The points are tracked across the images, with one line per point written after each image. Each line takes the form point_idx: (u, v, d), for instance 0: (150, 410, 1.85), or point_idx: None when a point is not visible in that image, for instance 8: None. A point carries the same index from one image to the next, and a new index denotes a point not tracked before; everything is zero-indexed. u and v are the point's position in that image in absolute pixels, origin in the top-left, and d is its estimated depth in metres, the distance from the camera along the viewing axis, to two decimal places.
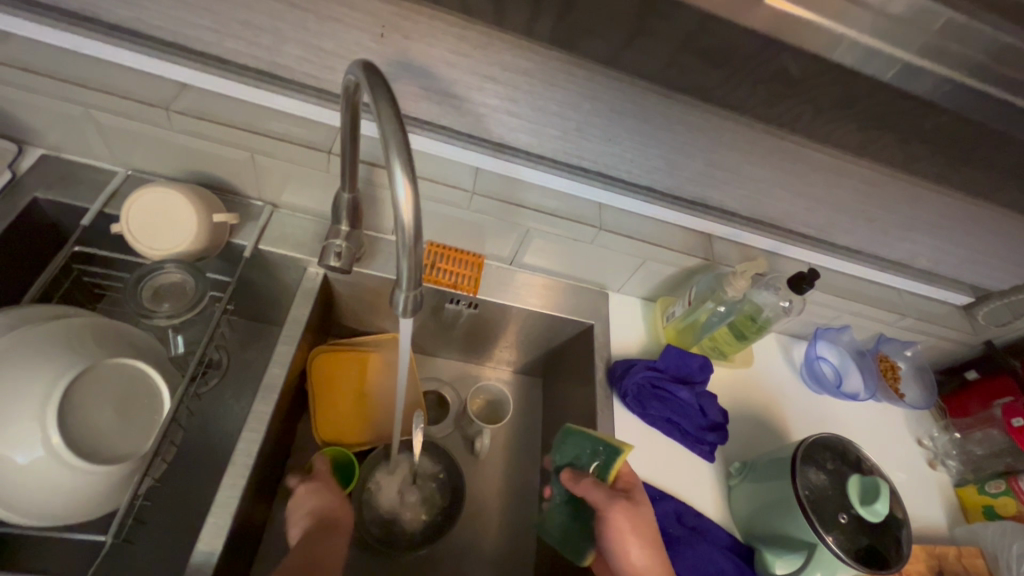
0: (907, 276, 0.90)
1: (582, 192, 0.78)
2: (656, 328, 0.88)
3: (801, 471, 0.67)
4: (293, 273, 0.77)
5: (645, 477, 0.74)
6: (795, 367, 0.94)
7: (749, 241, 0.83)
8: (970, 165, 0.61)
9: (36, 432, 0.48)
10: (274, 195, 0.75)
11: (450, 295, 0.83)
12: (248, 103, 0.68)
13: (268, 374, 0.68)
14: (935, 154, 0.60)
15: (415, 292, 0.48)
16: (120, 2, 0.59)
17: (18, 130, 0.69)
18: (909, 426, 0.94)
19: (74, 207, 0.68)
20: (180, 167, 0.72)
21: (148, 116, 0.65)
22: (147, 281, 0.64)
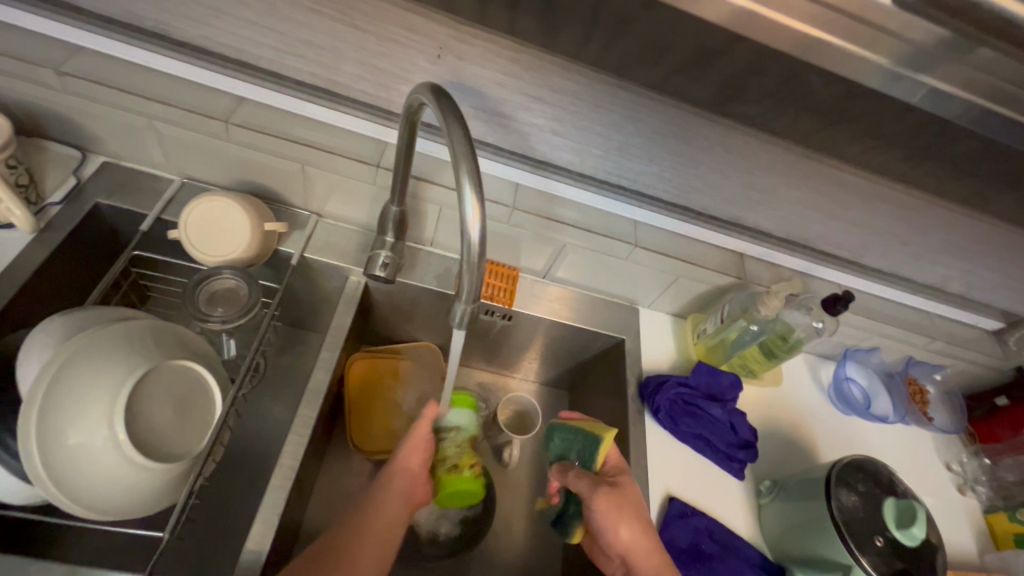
0: (936, 300, 0.91)
1: (617, 210, 0.80)
2: (686, 345, 0.89)
3: (834, 492, 0.67)
4: (336, 281, 0.80)
5: (676, 492, 0.75)
6: (823, 387, 0.94)
7: (781, 261, 0.84)
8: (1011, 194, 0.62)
9: (105, 430, 0.50)
10: (320, 205, 0.78)
11: (486, 306, 0.85)
12: (302, 116, 0.71)
13: (313, 379, 0.70)
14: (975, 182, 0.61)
15: (472, 305, 0.51)
16: (190, 20, 0.62)
17: (83, 138, 0.72)
18: (937, 450, 0.94)
19: (131, 212, 0.71)
20: (233, 177, 0.75)
21: (209, 128, 0.68)
22: (204, 286, 0.66)
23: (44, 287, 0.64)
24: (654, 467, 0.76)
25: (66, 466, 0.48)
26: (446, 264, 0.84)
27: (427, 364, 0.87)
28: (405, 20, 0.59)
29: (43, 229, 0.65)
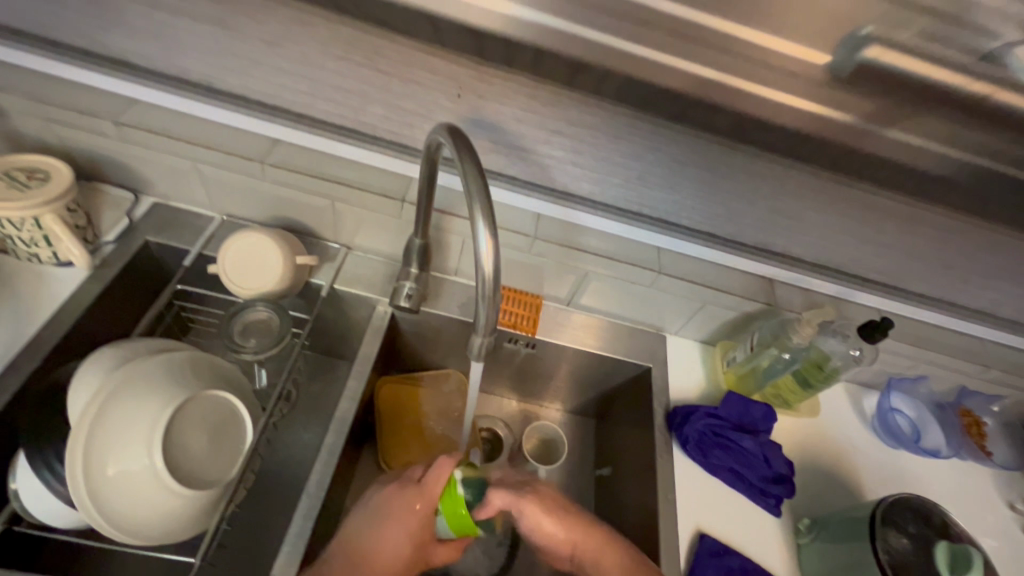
0: (989, 326, 0.85)
1: (641, 237, 0.80)
2: (716, 374, 0.86)
3: (881, 534, 0.63)
4: (364, 311, 0.82)
5: (707, 529, 0.72)
6: (866, 419, 0.89)
7: (815, 286, 0.81)
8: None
9: (144, 457, 0.53)
10: (349, 237, 0.81)
11: (509, 334, 0.85)
12: (331, 155, 0.75)
13: (340, 408, 0.72)
14: None
15: (489, 336, 0.52)
16: (232, 71, 0.67)
17: (136, 181, 0.78)
18: (998, 488, 0.87)
19: (176, 248, 0.76)
20: (269, 213, 0.79)
21: (247, 169, 0.72)
22: (238, 318, 0.70)
23: (97, 320, 0.68)
24: (683, 501, 0.73)
25: (108, 491, 0.51)
26: (470, 293, 0.85)
27: (450, 392, 0.87)
28: (428, 64, 0.62)
29: (98, 266, 0.71)
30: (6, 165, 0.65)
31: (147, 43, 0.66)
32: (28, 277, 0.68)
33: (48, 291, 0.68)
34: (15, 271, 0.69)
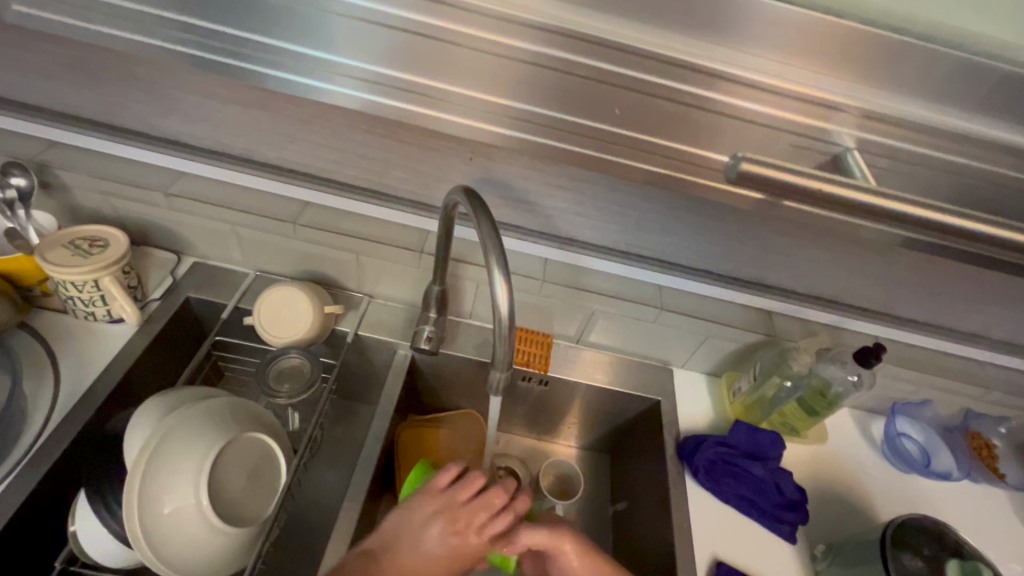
0: (984, 348, 0.88)
1: (641, 277, 0.86)
2: (722, 404, 0.90)
3: (894, 555, 0.65)
4: (385, 355, 0.87)
5: (724, 557, 0.73)
6: (875, 444, 0.91)
7: (811, 316, 0.85)
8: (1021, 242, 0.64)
9: (190, 497, 0.57)
10: (371, 287, 0.87)
11: (523, 373, 0.90)
12: (355, 213, 0.82)
13: (366, 448, 0.76)
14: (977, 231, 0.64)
15: (506, 372, 0.57)
16: (270, 145, 0.76)
17: (180, 244, 0.86)
18: (1018, 511, 0.88)
19: (214, 302, 0.82)
20: (299, 268, 0.86)
21: (281, 229, 0.80)
22: (273, 365, 0.75)
23: (144, 371, 0.74)
24: (698, 530, 0.75)
25: (158, 529, 0.56)
26: (484, 335, 0.90)
27: (469, 431, 0.91)
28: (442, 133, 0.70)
29: (145, 321, 0.77)
30: (72, 235, 0.73)
31: (196, 125, 0.75)
32: (83, 334, 0.75)
33: (101, 347, 0.74)
34: (72, 330, 0.75)
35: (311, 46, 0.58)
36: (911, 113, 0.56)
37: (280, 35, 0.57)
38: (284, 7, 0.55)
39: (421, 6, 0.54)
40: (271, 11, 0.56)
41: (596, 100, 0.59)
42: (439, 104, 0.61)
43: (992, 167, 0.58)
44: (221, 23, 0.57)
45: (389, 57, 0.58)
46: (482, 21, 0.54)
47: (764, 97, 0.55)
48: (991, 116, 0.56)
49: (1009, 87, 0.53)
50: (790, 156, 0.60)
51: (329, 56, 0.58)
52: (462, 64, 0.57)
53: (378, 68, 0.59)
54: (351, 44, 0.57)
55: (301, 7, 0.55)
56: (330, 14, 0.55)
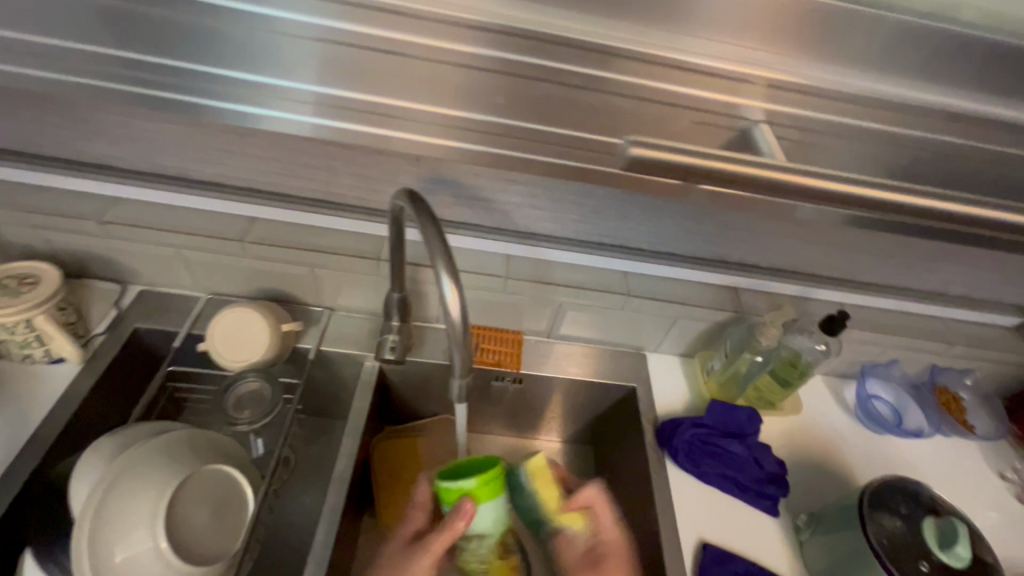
0: (944, 304, 0.89)
1: (605, 265, 0.84)
2: (697, 384, 0.90)
3: (874, 518, 0.65)
4: (353, 368, 0.84)
5: (710, 538, 0.73)
6: (849, 409, 0.92)
7: (775, 289, 0.86)
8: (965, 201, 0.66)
9: (147, 539, 0.54)
10: (330, 299, 0.84)
11: (495, 373, 0.88)
12: (305, 225, 0.79)
13: (338, 466, 0.74)
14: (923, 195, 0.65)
15: (467, 377, 0.55)
16: (206, 161, 0.72)
17: (122, 272, 0.81)
18: (987, 459, 0.91)
19: (165, 330, 0.79)
20: (252, 287, 0.82)
21: (228, 248, 0.76)
22: (230, 391, 0.73)
23: (92, 412, 0.70)
24: (682, 513, 0.75)
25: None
26: None
27: (447, 437, 0.89)
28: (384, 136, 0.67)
29: (90, 358, 0.73)
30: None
31: (124, 147, 0.71)
32: (23, 378, 0.71)
33: (44, 389, 0.70)
34: (10, 375, 0.71)
35: (249, 70, 0.56)
36: (836, 84, 0.57)
37: (210, 60, 0.55)
38: (213, 31, 0.54)
39: (348, 14, 0.53)
40: (197, 38, 0.54)
41: (540, 99, 0.58)
42: (378, 112, 0.58)
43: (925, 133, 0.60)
44: (151, 55, 0.55)
45: (328, 75, 0.56)
46: (417, 27, 0.54)
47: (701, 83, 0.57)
48: (919, 79, 0.57)
49: (927, 47, 0.55)
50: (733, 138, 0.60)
51: (263, 77, 0.56)
52: (400, 76, 0.56)
53: (320, 90, 0.57)
54: (279, 55, 0.55)
55: (230, 27, 0.53)
56: (265, 30, 0.54)
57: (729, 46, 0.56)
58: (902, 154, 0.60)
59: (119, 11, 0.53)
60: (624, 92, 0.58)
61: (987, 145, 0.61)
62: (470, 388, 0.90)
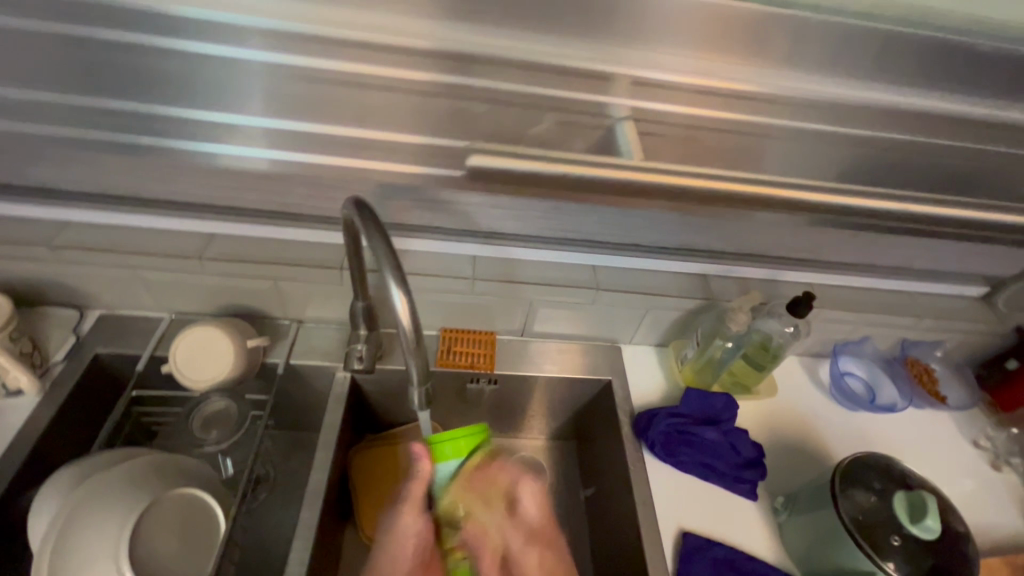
0: (910, 279, 0.90)
1: (573, 260, 0.84)
2: (673, 373, 0.90)
3: (847, 496, 0.65)
4: (325, 380, 0.83)
5: (689, 527, 0.74)
6: (824, 388, 0.93)
7: (743, 274, 0.86)
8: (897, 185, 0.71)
9: (111, 570, 0.54)
10: (298, 312, 0.83)
11: (470, 375, 0.87)
12: (266, 238, 0.78)
13: (312, 481, 0.73)
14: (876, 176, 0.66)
15: (424, 386, 0.56)
16: (156, 180, 0.71)
17: (81, 298, 0.79)
18: (962, 429, 0.92)
19: (127, 354, 0.77)
20: (216, 304, 0.81)
21: (186, 266, 0.75)
22: (196, 413, 0.73)
23: (54, 443, 0.69)
24: (661, 504, 0.76)
25: None
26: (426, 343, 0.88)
27: None
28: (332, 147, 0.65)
29: (49, 388, 0.71)
30: None
31: (70, 169, 0.69)
32: None
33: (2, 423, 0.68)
34: None
35: (224, 110, 0.62)
36: (754, 87, 0.64)
37: (189, 102, 0.61)
38: (194, 74, 0.59)
39: (317, 50, 0.58)
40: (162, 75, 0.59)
41: (489, 121, 0.64)
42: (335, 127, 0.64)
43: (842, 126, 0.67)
44: (134, 101, 0.61)
45: (287, 107, 0.63)
46: (379, 58, 0.59)
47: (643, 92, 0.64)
48: (836, 75, 0.63)
49: (836, 40, 0.61)
50: (677, 135, 0.65)
51: None
52: (367, 105, 0.63)
53: (277, 121, 0.63)
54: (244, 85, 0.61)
55: (208, 69, 0.59)
56: (239, 68, 0.59)
57: (668, 53, 0.61)
58: (820, 146, 0.67)
59: (88, 56, 0.58)
60: (569, 100, 0.63)
61: (901, 130, 0.67)
62: (446, 392, 0.89)
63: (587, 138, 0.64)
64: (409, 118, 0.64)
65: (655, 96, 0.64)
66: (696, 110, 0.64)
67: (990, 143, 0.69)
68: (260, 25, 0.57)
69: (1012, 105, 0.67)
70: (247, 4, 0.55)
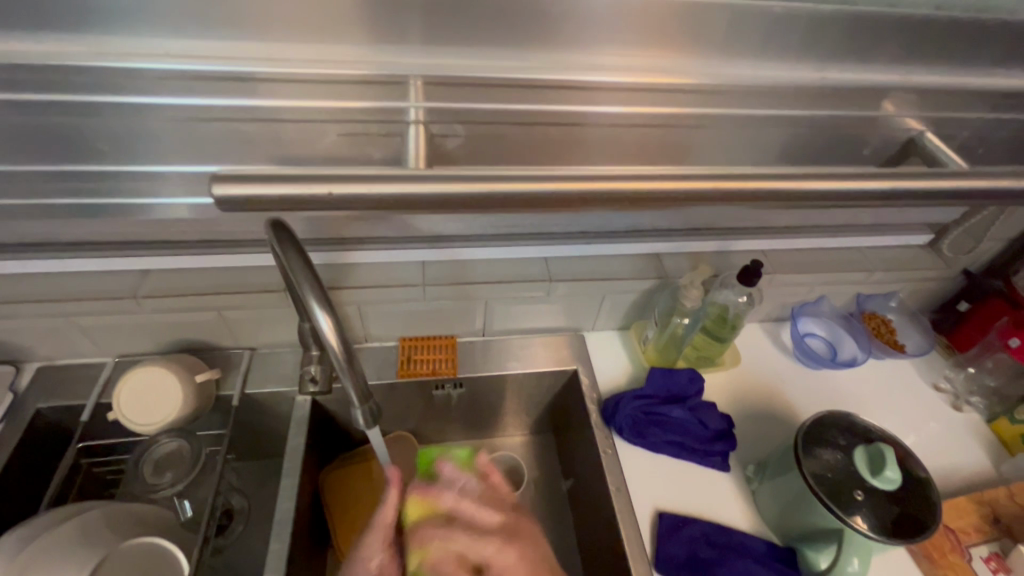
0: (860, 233, 0.91)
1: (522, 253, 0.83)
2: (637, 355, 0.90)
3: (812, 456, 0.66)
4: (285, 406, 0.81)
5: (665, 506, 0.74)
6: (787, 351, 0.94)
7: (696, 249, 0.86)
8: (835, 158, 0.71)
9: None
10: (249, 339, 0.81)
11: (433, 382, 0.86)
12: (203, 268, 0.75)
13: (280, 510, 0.71)
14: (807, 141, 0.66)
15: (367, 405, 0.58)
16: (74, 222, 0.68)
17: (14, 352, 0.76)
18: (922, 375, 0.94)
19: (71, 405, 0.74)
20: (160, 342, 0.78)
21: (120, 307, 0.72)
22: (146, 458, 0.70)
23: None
24: (636, 487, 0.76)
25: None
26: (387, 355, 0.87)
27: (400, 453, 0.87)
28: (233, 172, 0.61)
29: None
30: None
31: None
32: None
33: None
34: None
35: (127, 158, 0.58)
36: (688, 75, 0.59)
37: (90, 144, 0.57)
38: (99, 129, 0.55)
39: (217, 91, 0.53)
40: (51, 131, 0.54)
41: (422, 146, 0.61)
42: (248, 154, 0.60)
43: (787, 108, 0.64)
44: (30, 164, 0.56)
45: (201, 152, 0.58)
46: (298, 91, 0.54)
47: (585, 97, 0.59)
48: None
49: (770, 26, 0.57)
50: (619, 134, 0.64)
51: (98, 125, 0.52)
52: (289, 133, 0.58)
53: (186, 169, 0.59)
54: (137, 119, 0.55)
55: (107, 123, 0.55)
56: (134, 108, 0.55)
57: (604, 54, 0.57)
58: (761, 129, 0.66)
59: None
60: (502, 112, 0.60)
61: None
62: (414, 401, 0.88)
63: (387, 146, 0.61)
64: (330, 142, 0.60)
65: (613, 99, 0.60)
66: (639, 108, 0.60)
67: (953, 103, 0.65)
68: (158, 72, 0.51)
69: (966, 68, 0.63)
70: (132, 49, 0.50)
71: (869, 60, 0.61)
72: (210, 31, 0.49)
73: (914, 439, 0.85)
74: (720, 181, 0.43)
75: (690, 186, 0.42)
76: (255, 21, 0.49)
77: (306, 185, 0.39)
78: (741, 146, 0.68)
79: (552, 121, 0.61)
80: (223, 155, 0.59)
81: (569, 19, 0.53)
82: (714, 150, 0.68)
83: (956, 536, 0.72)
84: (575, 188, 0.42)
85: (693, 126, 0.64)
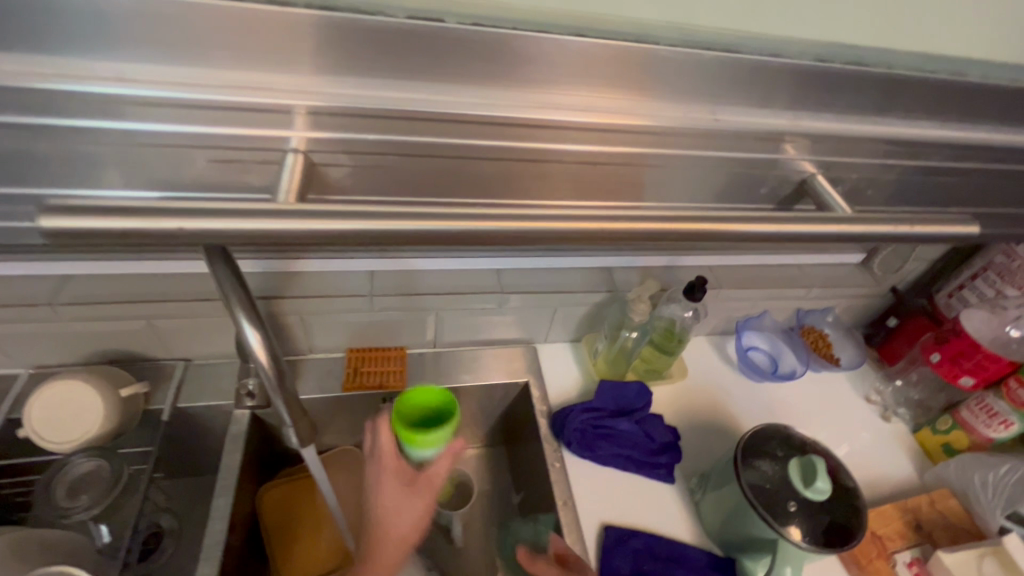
0: (798, 252, 0.95)
1: (474, 266, 0.82)
2: (588, 368, 0.91)
3: (750, 467, 0.68)
4: (221, 421, 0.77)
5: (610, 519, 0.75)
6: (732, 364, 0.97)
7: (645, 263, 0.88)
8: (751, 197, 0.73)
9: None
10: (182, 350, 0.76)
11: (380, 395, 0.83)
12: (131, 274, 0.71)
13: (209, 533, 0.67)
14: (750, 169, 0.68)
15: (301, 425, 0.56)
16: None
17: None
18: (855, 387, 0.99)
19: None
20: (82, 353, 0.73)
21: (36, 315, 0.66)
22: (60, 480, 0.64)
23: None
24: (582, 500, 0.76)
25: None
26: (333, 366, 0.84)
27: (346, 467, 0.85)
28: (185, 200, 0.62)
29: None
30: None
31: None
32: None
33: None
34: None
35: (39, 172, 0.53)
36: (640, 118, 0.60)
37: None
38: (14, 153, 0.51)
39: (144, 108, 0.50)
40: None
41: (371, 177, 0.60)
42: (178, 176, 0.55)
43: (734, 152, 0.66)
44: None
45: (130, 171, 0.54)
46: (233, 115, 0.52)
47: (542, 136, 0.59)
48: None
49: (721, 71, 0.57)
50: (577, 170, 0.63)
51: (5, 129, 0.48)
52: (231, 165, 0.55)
53: (115, 189, 0.55)
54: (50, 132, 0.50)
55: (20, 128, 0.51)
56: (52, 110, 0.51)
57: (556, 94, 0.57)
58: (715, 171, 0.68)
59: None
60: (456, 148, 0.58)
61: None
62: (360, 415, 0.85)
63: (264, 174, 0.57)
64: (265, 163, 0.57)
65: (568, 137, 0.60)
66: (599, 147, 0.62)
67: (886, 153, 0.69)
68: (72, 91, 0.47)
69: (904, 118, 0.66)
70: (43, 66, 0.46)
71: (816, 100, 0.62)
72: (128, 49, 0.46)
73: (845, 448, 0.90)
74: (659, 222, 0.45)
75: (632, 225, 0.44)
76: (182, 41, 0.46)
77: (243, 220, 0.39)
78: (693, 179, 0.68)
79: (507, 155, 0.60)
80: (148, 171, 0.54)
81: (525, 57, 0.53)
82: (667, 181, 0.68)
83: (881, 541, 0.76)
84: (521, 225, 0.43)
85: (646, 164, 0.65)
